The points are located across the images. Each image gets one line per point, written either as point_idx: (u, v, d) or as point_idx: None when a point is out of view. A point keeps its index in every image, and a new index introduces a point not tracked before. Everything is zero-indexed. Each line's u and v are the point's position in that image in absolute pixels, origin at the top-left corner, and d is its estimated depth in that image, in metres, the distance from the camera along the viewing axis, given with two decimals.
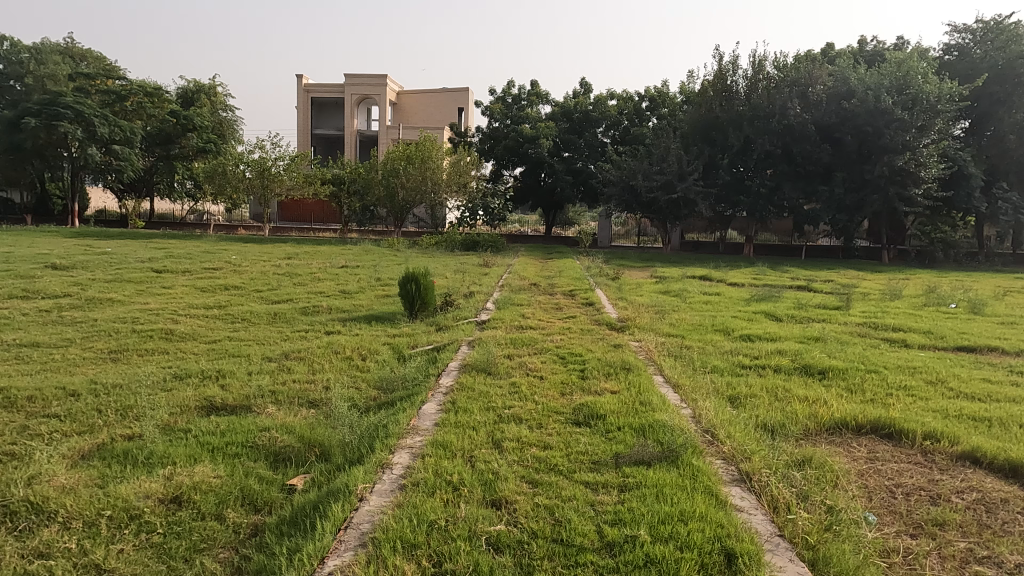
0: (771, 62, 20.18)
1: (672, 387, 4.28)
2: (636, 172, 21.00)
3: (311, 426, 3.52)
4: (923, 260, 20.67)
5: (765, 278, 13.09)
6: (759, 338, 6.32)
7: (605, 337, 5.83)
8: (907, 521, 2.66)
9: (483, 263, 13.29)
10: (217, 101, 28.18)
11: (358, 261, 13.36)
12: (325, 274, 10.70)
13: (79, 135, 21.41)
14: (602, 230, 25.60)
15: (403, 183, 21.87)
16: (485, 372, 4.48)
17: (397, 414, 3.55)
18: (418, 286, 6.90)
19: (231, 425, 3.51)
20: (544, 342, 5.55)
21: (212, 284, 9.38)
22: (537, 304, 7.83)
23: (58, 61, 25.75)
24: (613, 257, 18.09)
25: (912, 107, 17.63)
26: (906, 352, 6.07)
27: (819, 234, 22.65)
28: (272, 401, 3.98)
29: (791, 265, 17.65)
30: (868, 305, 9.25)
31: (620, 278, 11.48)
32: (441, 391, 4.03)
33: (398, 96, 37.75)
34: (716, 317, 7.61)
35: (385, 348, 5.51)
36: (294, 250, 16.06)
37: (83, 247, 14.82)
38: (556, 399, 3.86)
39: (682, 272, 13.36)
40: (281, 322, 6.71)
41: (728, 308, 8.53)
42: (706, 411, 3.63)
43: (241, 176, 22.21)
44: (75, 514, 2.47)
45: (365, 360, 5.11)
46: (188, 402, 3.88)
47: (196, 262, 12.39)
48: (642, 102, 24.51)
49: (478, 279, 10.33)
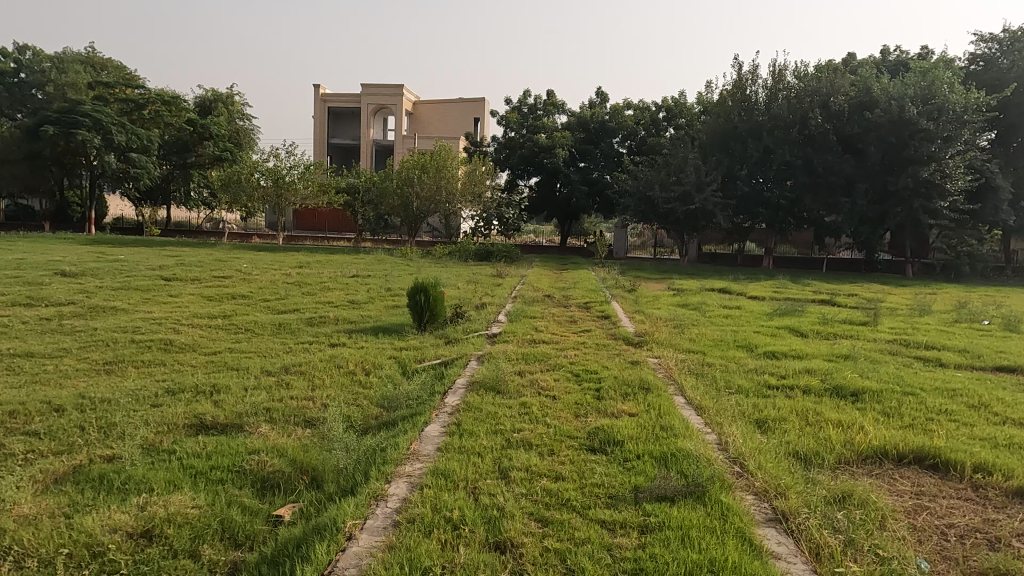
0: (792, 71, 19.86)
1: (695, 410, 3.98)
2: (653, 183, 20.65)
3: (304, 448, 3.28)
4: (950, 273, 20.03)
5: (785, 291, 12.75)
6: (785, 355, 6.01)
7: (622, 354, 5.52)
8: (966, 571, 2.35)
9: (497, 274, 12.98)
10: (234, 110, 28.38)
11: (369, 271, 13.18)
12: (335, 284, 10.53)
13: (97, 143, 21.59)
14: (619, 241, 25.17)
15: (418, 193, 21.78)
16: (494, 390, 4.20)
17: (397, 437, 3.30)
18: (427, 296, 6.67)
19: (224, 444, 3.29)
20: (557, 357, 5.26)
21: (220, 293, 9.19)
22: (551, 317, 7.58)
23: (80, 70, 25.83)
24: (630, 268, 17.77)
25: (937, 117, 17.31)
26: (942, 373, 5.72)
27: (841, 246, 22.04)
28: (266, 419, 3.72)
29: (812, 278, 17.27)
30: (896, 320, 8.88)
31: (637, 290, 11.20)
32: (446, 412, 3.77)
33: (415, 106, 37.77)
34: (738, 333, 7.29)
35: (389, 362, 5.28)
36: (306, 259, 15.93)
37: (95, 255, 14.71)
38: (569, 422, 3.58)
39: (701, 285, 13.07)
40: (284, 333, 6.46)
41: (749, 322, 8.21)
42: (734, 438, 3.32)
43: (256, 184, 22.24)
44: (31, 550, 2.23)
45: (368, 375, 4.85)
46: (176, 420, 3.61)
47: (207, 271, 12.25)
48: (659, 112, 24.27)
49: (490, 289, 10.12)
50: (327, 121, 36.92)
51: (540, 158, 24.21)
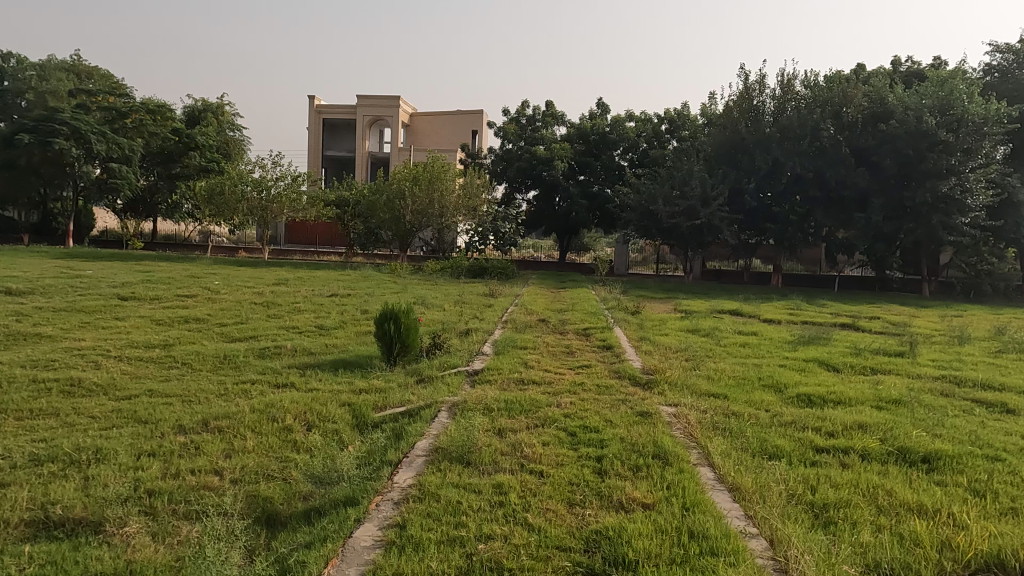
0: (801, 81, 19.04)
1: (729, 493, 2.96)
2: (656, 196, 19.68)
3: (175, 567, 2.27)
4: (970, 293, 18.97)
5: (802, 313, 11.74)
6: (824, 401, 4.99)
7: (628, 401, 4.51)
8: None
9: (488, 293, 11.98)
10: (224, 120, 27.61)
11: (351, 289, 12.17)
12: (308, 305, 9.53)
13: (75, 152, 20.73)
14: (619, 258, 24.39)
15: (411, 206, 20.88)
16: (462, 462, 3.17)
17: (309, 553, 2.28)
18: (397, 326, 5.66)
19: (57, 561, 2.27)
20: (549, 407, 4.25)
21: (172, 316, 8.15)
22: (544, 347, 6.57)
23: (62, 77, 25.00)
24: (632, 287, 16.82)
25: (957, 129, 16.42)
26: (1017, 423, 4.70)
27: (851, 264, 21.01)
28: (144, 510, 2.71)
29: (826, 298, 16.26)
30: (935, 351, 7.85)
31: (642, 313, 10.21)
32: (391, 498, 2.76)
33: (412, 118, 36.98)
34: (761, 367, 6.27)
35: (342, 412, 4.25)
36: (288, 275, 14.93)
37: (59, 270, 13.74)
38: (558, 520, 2.56)
39: (710, 306, 12.09)
40: (226, 369, 5.42)
41: (771, 353, 7.20)
42: (797, 554, 2.31)
43: (240, 196, 21.27)
44: None
45: (309, 433, 3.84)
46: (11, 517, 2.60)
47: (172, 288, 11.24)
48: (662, 124, 23.38)
49: (479, 312, 9.13)
50: (322, 133, 36.12)
51: (537, 171, 23.24)
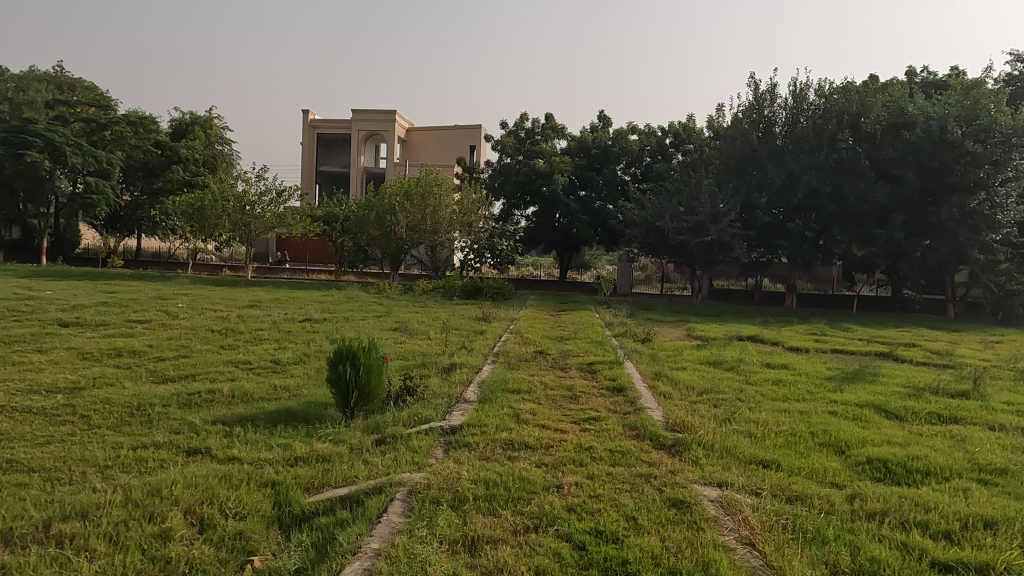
0: (815, 90, 18.03)
1: None
2: (663, 212, 18.55)
3: None
4: (1000, 316, 17.70)
5: (830, 340, 10.53)
6: (909, 472, 3.79)
7: (656, 480, 3.30)
8: None
9: (481, 317, 10.80)
10: (212, 134, 26.68)
11: (329, 312, 11.00)
12: (272, 332, 8.35)
13: (48, 165, 19.66)
14: (621, 275, 22.84)
15: (402, 222, 19.77)
16: None
17: None
18: (354, 369, 4.46)
19: None
20: (548, 495, 3.04)
21: (106, 347, 6.96)
22: (543, 390, 5.36)
23: (41, 89, 24.09)
24: (637, 308, 15.68)
25: (985, 139, 15.32)
26: None
27: (869, 283, 19.84)
28: None
29: (848, 321, 15.06)
30: (1003, 390, 6.64)
31: (653, 340, 9.04)
32: None
33: (408, 133, 36.05)
34: (810, 417, 5.06)
35: (259, 499, 3.05)
36: (265, 296, 13.78)
37: (15, 290, 12.65)
38: None
39: (728, 332, 10.90)
40: (132, 425, 4.22)
41: (815, 395, 5.99)
42: None
43: (222, 211, 20.15)
44: None
45: (195, 542, 2.63)
46: None
47: (126, 312, 10.08)
48: (666, 137, 22.40)
49: (467, 341, 7.95)
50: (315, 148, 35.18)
51: (535, 185, 22.16)
